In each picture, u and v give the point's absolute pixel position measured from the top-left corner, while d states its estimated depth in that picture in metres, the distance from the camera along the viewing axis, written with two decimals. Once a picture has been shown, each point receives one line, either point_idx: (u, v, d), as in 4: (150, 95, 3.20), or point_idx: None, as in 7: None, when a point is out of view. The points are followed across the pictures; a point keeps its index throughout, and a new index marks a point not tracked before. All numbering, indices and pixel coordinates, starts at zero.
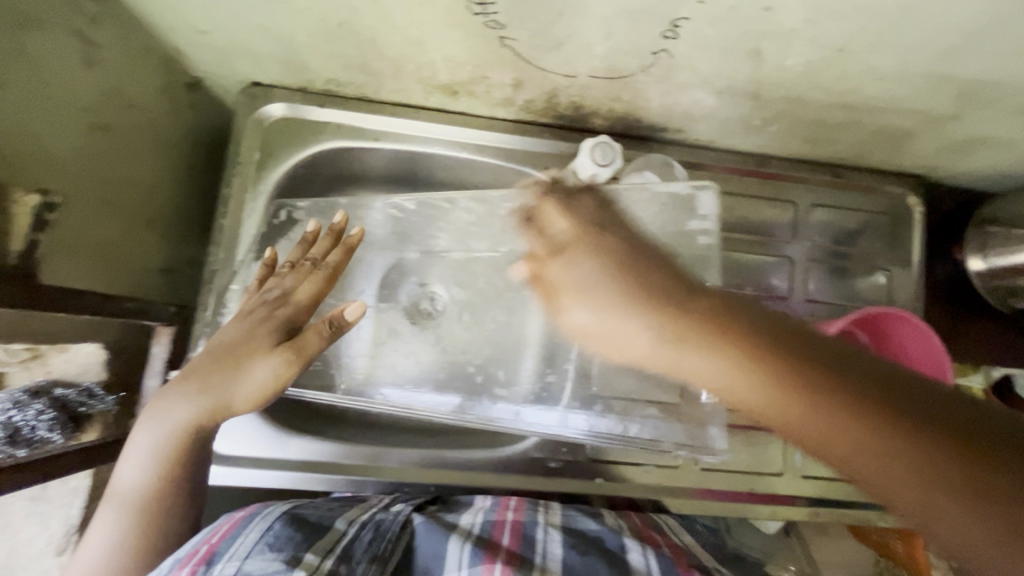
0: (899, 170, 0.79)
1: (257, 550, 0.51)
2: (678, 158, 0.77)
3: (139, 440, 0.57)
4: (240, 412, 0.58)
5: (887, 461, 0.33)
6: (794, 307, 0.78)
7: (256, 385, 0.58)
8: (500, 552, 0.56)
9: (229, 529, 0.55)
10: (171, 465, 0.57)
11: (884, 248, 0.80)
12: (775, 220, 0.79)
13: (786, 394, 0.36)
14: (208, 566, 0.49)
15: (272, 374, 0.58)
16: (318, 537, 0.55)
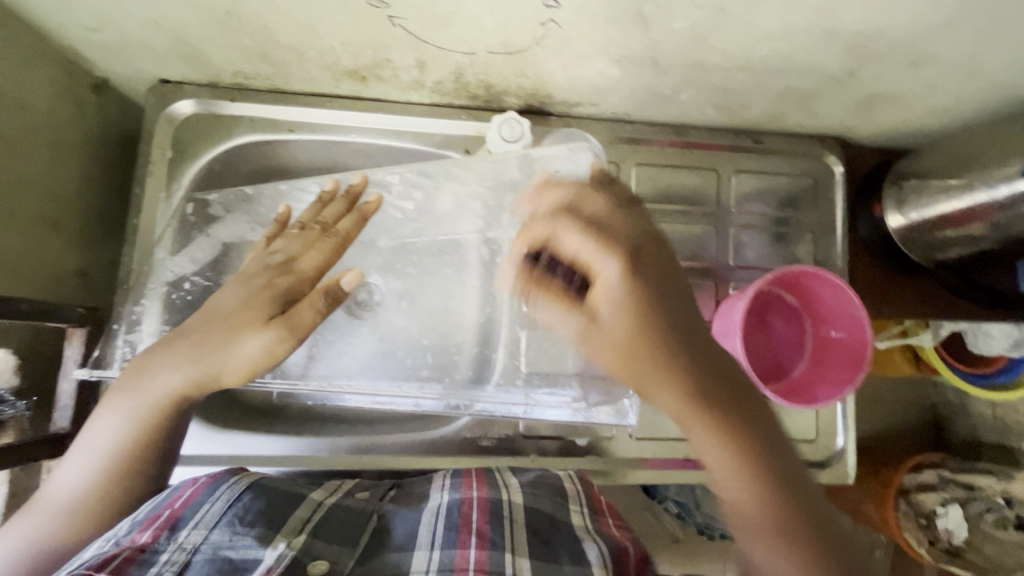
0: (817, 132, 0.80)
1: (227, 522, 0.53)
2: (596, 132, 0.78)
3: (110, 407, 0.58)
4: (227, 384, 0.60)
5: (766, 506, 0.44)
6: (720, 274, 0.79)
7: (252, 352, 0.60)
8: (472, 529, 0.56)
9: (191, 497, 0.56)
10: (144, 426, 0.57)
11: (807, 210, 0.82)
12: (698, 188, 0.80)
13: (724, 434, 0.45)
14: (171, 532, 0.51)
15: (264, 349, 0.60)
16: (285, 511, 0.57)
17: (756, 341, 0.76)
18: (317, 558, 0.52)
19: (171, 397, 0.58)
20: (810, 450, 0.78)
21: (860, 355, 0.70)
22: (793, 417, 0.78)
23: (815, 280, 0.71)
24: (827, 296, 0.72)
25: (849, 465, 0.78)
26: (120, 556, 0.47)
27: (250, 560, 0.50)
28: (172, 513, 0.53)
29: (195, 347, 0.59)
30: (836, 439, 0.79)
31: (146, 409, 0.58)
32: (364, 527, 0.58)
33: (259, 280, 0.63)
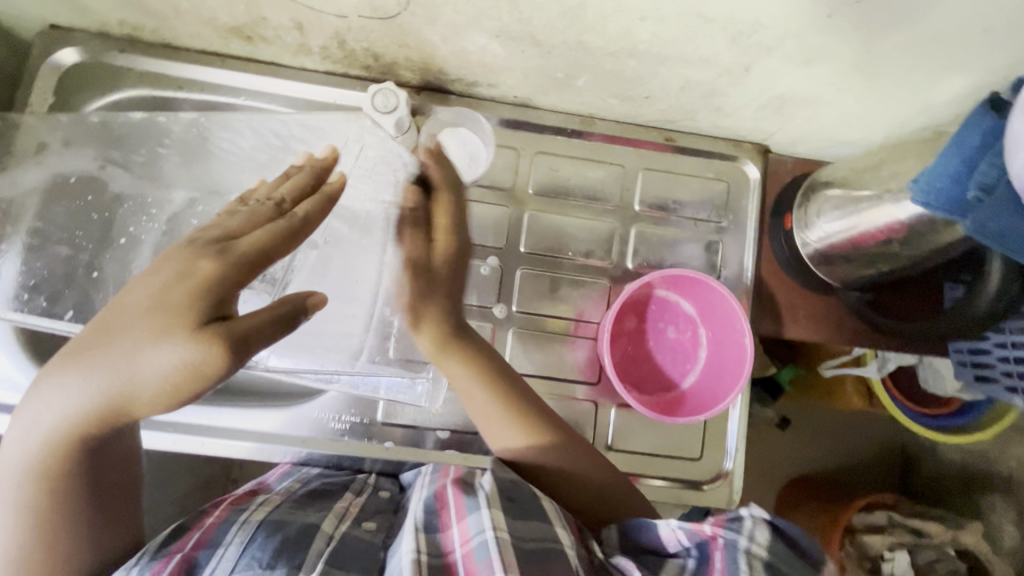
0: (732, 136, 0.76)
1: (245, 567, 0.52)
2: (497, 116, 0.75)
3: (13, 437, 0.49)
4: (142, 413, 0.41)
5: (574, 459, 0.65)
6: (614, 275, 0.75)
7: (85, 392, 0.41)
8: (451, 507, 0.58)
9: (205, 535, 0.56)
10: (42, 478, 0.49)
11: (717, 216, 0.77)
12: (602, 183, 0.76)
13: (513, 414, 0.64)
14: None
15: (178, 369, 0.37)
16: (300, 544, 0.56)
17: (644, 348, 0.74)
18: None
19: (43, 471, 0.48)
20: (694, 469, 0.73)
21: (743, 364, 0.66)
22: (678, 432, 0.73)
23: (696, 285, 0.69)
24: (712, 302, 0.69)
25: (734, 489, 0.73)
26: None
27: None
28: (187, 555, 0.54)
29: (131, 349, 0.38)
30: (723, 460, 0.74)
31: (22, 449, 0.48)
32: (378, 558, 0.57)
33: (175, 266, 0.39)
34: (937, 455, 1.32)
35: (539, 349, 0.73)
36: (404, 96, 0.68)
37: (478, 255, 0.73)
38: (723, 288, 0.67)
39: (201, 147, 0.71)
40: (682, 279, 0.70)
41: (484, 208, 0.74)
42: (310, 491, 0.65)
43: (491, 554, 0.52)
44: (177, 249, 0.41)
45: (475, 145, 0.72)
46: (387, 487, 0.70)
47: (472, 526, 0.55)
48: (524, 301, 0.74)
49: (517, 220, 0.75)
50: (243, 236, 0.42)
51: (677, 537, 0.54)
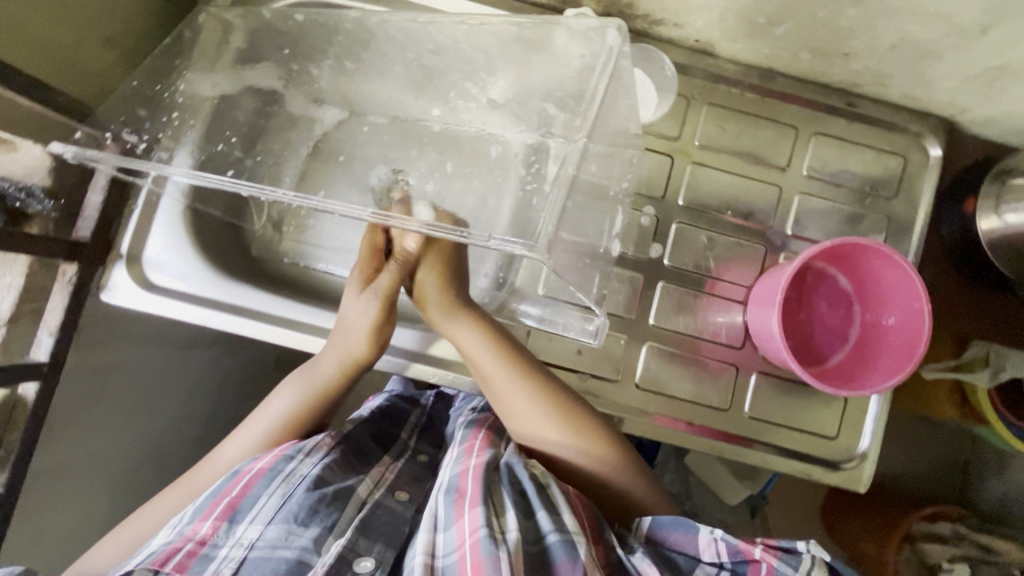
0: (922, 108, 0.71)
1: (281, 517, 0.58)
2: (673, 60, 0.72)
3: (285, 387, 0.70)
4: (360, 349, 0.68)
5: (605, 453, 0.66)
6: (771, 240, 0.72)
7: (355, 329, 0.68)
8: (467, 496, 0.59)
9: (250, 484, 0.60)
10: (312, 401, 0.69)
11: (887, 192, 0.73)
12: (772, 144, 0.73)
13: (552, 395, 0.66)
14: (230, 526, 0.58)
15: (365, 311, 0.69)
16: (336, 504, 0.60)
17: (796, 321, 0.72)
18: (361, 556, 0.57)
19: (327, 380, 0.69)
20: (828, 448, 0.72)
21: (915, 342, 0.63)
22: (817, 407, 0.72)
23: (866, 257, 0.65)
24: (884, 276, 0.66)
25: (866, 472, 0.71)
26: (183, 549, 0.56)
27: (304, 563, 0.56)
28: (232, 501, 0.59)
29: (371, 312, 0.68)
30: (858, 443, 0.72)
31: (337, 364, 0.69)
32: (404, 532, 0.61)
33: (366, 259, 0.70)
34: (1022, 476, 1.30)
35: (687, 305, 0.72)
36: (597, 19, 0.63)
37: (637, 203, 0.72)
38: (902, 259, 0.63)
39: (374, 61, 0.70)
40: (850, 251, 0.66)
41: (648, 156, 0.72)
42: (350, 447, 0.68)
43: (498, 551, 0.54)
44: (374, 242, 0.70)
45: (646, 89, 0.69)
46: (425, 450, 0.74)
47: (478, 516, 0.57)
48: (677, 257, 0.72)
49: (679, 171, 0.72)
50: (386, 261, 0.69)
51: (715, 549, 0.57)
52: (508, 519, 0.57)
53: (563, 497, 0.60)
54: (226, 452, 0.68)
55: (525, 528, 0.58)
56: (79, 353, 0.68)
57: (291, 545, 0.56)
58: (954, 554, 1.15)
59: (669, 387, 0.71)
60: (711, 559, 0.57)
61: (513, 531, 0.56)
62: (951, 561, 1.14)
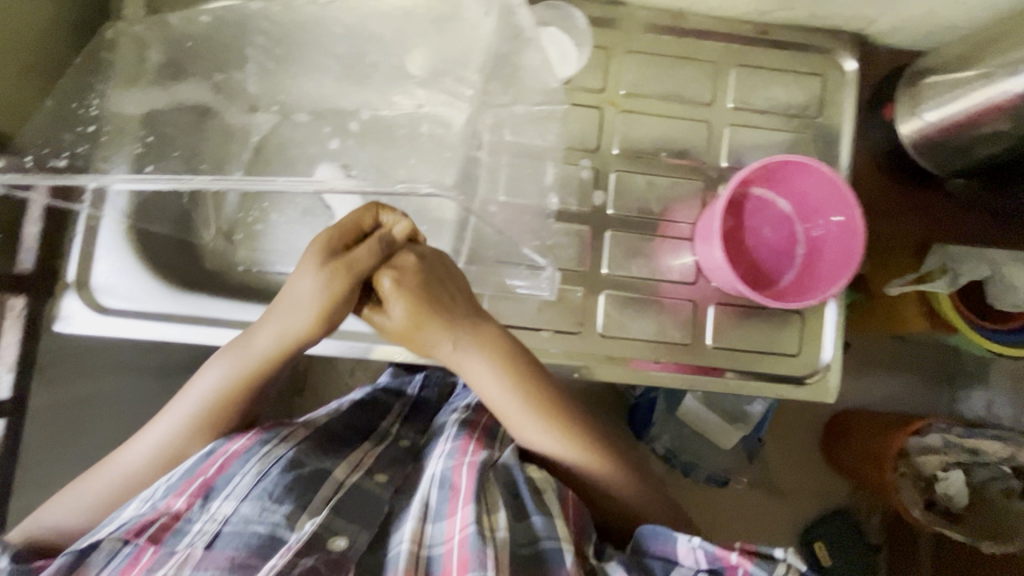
0: (831, 26, 0.74)
1: (255, 494, 0.59)
2: (588, 14, 0.73)
3: (219, 357, 0.65)
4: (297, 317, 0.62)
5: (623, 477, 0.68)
6: (708, 175, 0.74)
7: (308, 290, 0.60)
8: (460, 493, 0.61)
9: (227, 463, 0.62)
10: (243, 377, 0.65)
11: (811, 111, 0.75)
12: (694, 82, 0.75)
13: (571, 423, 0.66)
14: (205, 502, 0.60)
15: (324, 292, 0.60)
16: (310, 486, 0.61)
17: (743, 250, 0.74)
18: (336, 534, 0.58)
19: (258, 355, 0.64)
20: (793, 364, 0.74)
21: (851, 251, 0.66)
22: (777, 328, 0.74)
23: (792, 179, 0.69)
24: (812, 192, 0.69)
25: (831, 381, 0.74)
26: (159, 522, 0.58)
27: (277, 538, 0.57)
28: (208, 479, 0.61)
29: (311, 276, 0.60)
30: (822, 353, 0.74)
31: (275, 343, 0.63)
32: (382, 511, 0.63)
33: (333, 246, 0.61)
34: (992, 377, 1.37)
35: (637, 249, 0.74)
36: None
37: (573, 158, 0.73)
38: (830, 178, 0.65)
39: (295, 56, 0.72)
40: (774, 177, 0.69)
41: (579, 111, 0.73)
42: (324, 431, 0.69)
43: (484, 547, 0.56)
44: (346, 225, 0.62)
45: (565, 45, 0.71)
46: (408, 436, 0.74)
47: (471, 513, 0.59)
48: (620, 204, 0.74)
49: (609, 121, 0.74)
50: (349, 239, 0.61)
51: (695, 555, 0.58)
52: (501, 518, 0.60)
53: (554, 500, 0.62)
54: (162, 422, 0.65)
55: (522, 531, 0.61)
56: (43, 385, 0.69)
57: (263, 521, 0.57)
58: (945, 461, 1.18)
59: (632, 331, 0.73)
60: (691, 565, 0.58)
61: (503, 531, 0.59)
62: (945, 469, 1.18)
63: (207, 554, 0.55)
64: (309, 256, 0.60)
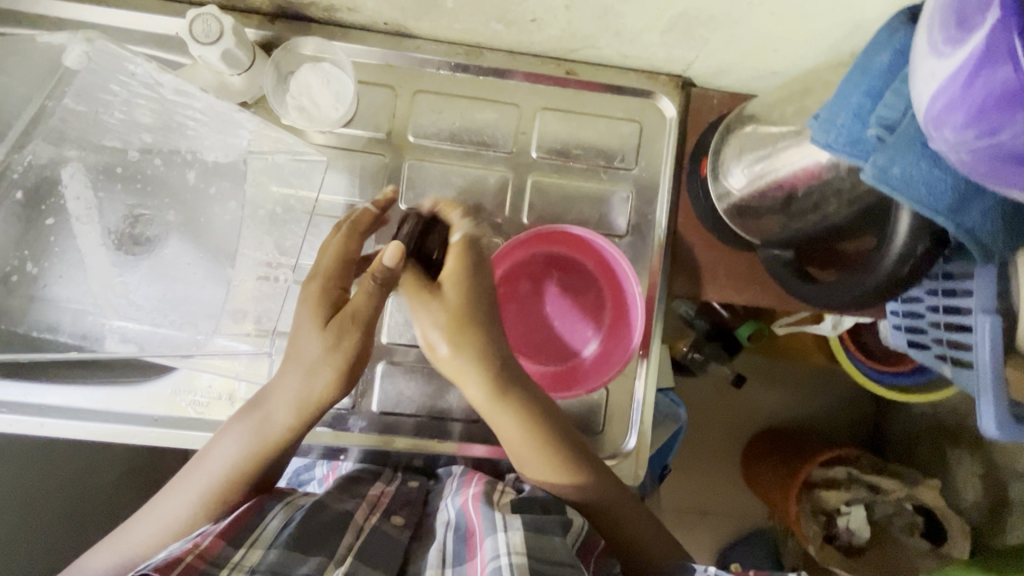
0: (647, 66, 0.65)
1: (283, 542, 0.53)
2: (369, 47, 0.64)
3: (225, 433, 0.58)
4: (309, 357, 0.54)
5: (632, 518, 0.62)
6: (509, 233, 0.67)
7: (305, 322, 0.55)
8: (475, 534, 0.55)
9: (249, 511, 0.56)
10: (243, 467, 0.57)
11: (628, 161, 0.67)
12: (495, 127, 0.66)
13: (577, 457, 0.59)
14: (233, 544, 0.52)
15: (307, 324, 0.55)
16: (332, 534, 0.55)
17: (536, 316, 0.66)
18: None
19: (275, 426, 0.57)
20: (595, 446, 0.68)
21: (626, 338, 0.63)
22: (579, 401, 0.68)
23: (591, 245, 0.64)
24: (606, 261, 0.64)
25: (635, 466, 0.68)
26: (183, 562, 0.49)
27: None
28: (235, 520, 0.54)
29: (311, 315, 0.55)
30: (625, 439, 0.68)
31: (293, 413, 0.56)
32: (398, 557, 0.57)
33: (330, 266, 0.56)
34: (911, 408, 1.32)
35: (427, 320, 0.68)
36: (231, 21, 0.55)
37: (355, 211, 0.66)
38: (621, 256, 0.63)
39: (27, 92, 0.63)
40: (570, 242, 0.64)
41: (360, 159, 0.66)
42: (345, 479, 0.64)
43: None
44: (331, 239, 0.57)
45: (338, 82, 0.63)
46: (416, 479, 0.68)
47: (486, 551, 0.52)
48: None
49: (396, 168, 0.66)
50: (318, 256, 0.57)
51: None
52: (517, 537, 0.52)
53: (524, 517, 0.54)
54: (131, 534, 0.57)
55: (532, 544, 0.52)
56: None
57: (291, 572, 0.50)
58: (846, 497, 1.20)
59: (419, 402, 0.68)
60: None
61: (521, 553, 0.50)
62: (847, 504, 1.19)
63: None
64: (303, 299, 0.55)
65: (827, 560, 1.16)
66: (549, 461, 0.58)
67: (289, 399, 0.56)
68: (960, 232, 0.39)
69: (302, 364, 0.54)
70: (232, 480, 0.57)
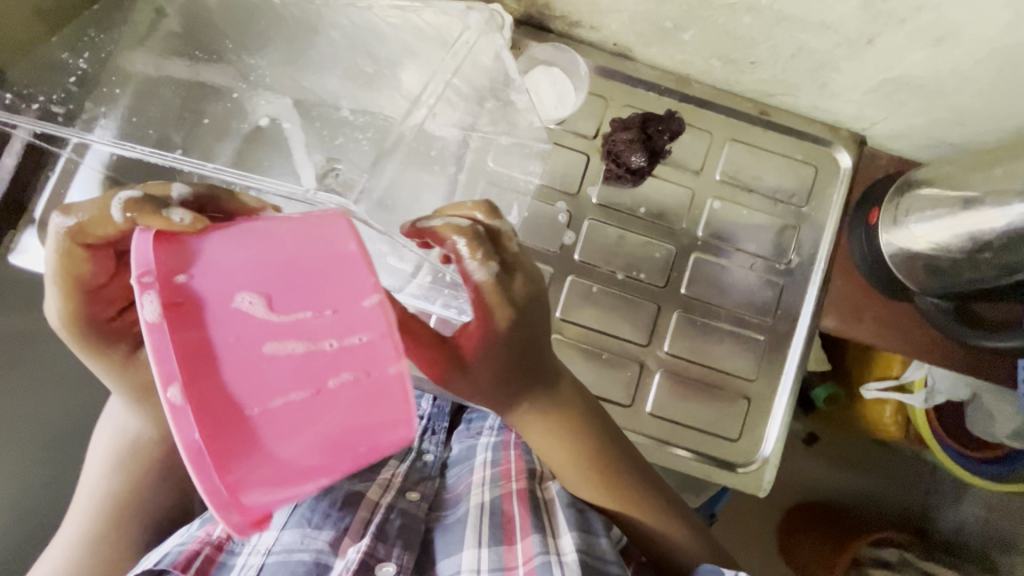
0: (831, 120, 0.73)
1: (294, 522, 0.59)
2: (593, 61, 0.74)
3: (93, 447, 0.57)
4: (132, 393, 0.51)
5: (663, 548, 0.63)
6: (680, 242, 0.74)
7: (101, 364, 0.50)
8: (515, 523, 0.59)
9: None
10: (124, 448, 0.55)
11: (798, 199, 0.75)
12: (686, 147, 0.74)
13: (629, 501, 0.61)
14: (245, 531, 0.58)
15: (106, 371, 0.50)
16: (347, 510, 0.61)
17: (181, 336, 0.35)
18: (383, 561, 0.56)
19: (149, 439, 0.55)
20: (730, 451, 0.72)
21: (367, 446, 0.36)
22: (721, 407, 0.73)
23: (286, 245, 0.36)
24: (218, 275, 0.34)
25: (764, 477, 0.72)
26: (201, 555, 0.55)
27: (324, 564, 0.55)
28: None
29: (98, 362, 0.50)
30: (760, 448, 0.73)
31: (152, 420, 0.54)
32: (421, 529, 0.62)
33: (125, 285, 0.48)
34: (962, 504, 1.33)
35: (595, 307, 0.73)
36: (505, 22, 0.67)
37: (550, 197, 0.74)
38: (370, 328, 0.35)
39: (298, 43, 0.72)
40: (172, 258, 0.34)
41: (565, 154, 0.74)
42: None
43: None
44: (71, 253, 0.44)
45: (565, 86, 0.72)
46: (431, 450, 0.76)
47: (533, 545, 0.57)
48: (587, 251, 0.73)
49: (593, 167, 0.74)
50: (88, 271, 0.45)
51: None
52: (566, 540, 0.57)
53: (570, 522, 0.59)
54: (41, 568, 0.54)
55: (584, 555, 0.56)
56: None
57: (307, 548, 0.56)
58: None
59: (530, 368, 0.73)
60: None
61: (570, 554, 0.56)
62: None
63: None
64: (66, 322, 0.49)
65: None
66: (593, 482, 0.60)
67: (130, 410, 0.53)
68: None
69: (143, 392, 0.51)
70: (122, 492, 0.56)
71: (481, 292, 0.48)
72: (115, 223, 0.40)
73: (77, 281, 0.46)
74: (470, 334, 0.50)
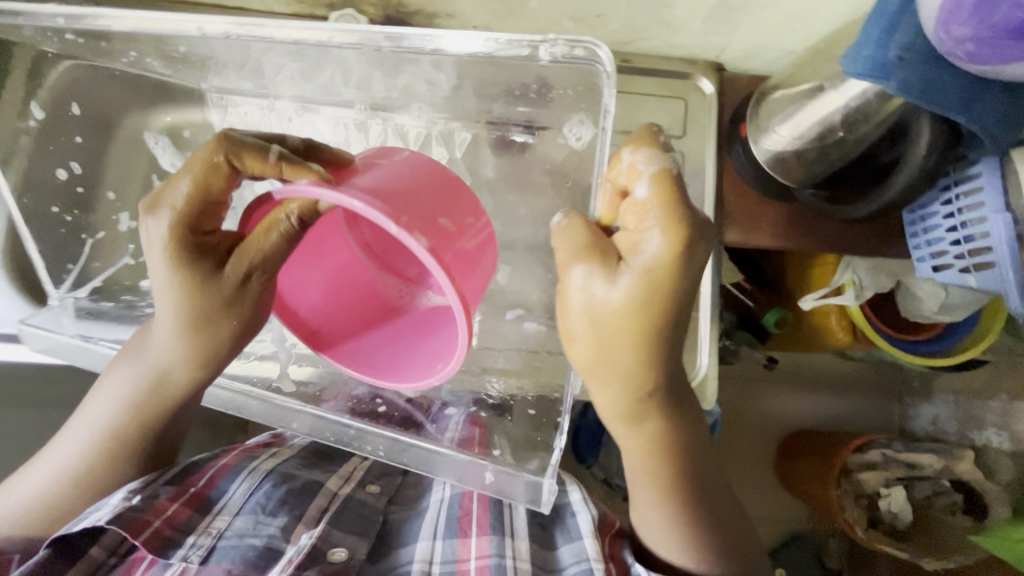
0: (687, 54, 0.80)
1: (250, 509, 0.71)
2: None
3: (118, 373, 0.70)
4: (171, 319, 0.62)
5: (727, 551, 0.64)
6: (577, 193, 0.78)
7: (161, 273, 0.59)
8: (473, 521, 0.74)
9: (216, 479, 0.74)
10: (141, 386, 0.69)
11: (676, 130, 0.81)
12: None
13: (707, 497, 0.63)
14: (201, 512, 0.70)
15: (167, 286, 0.60)
16: (305, 499, 0.74)
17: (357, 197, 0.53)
18: (333, 546, 0.69)
19: (169, 372, 0.67)
20: None
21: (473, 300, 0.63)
22: None
23: (409, 173, 0.58)
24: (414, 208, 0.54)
25: (709, 388, 0.76)
26: (161, 518, 0.67)
27: (273, 548, 0.67)
28: (200, 491, 0.72)
29: (157, 266, 0.59)
30: (698, 362, 0.76)
31: (190, 362, 0.66)
32: (376, 523, 0.76)
33: (212, 210, 0.59)
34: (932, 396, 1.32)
35: None
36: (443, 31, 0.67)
37: None
38: (487, 220, 0.64)
39: None
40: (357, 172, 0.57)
41: None
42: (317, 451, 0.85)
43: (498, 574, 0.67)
44: (200, 166, 0.56)
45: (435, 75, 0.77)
46: None
47: (490, 546, 0.70)
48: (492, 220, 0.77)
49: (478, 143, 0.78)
50: (184, 186, 0.56)
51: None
52: (520, 548, 0.70)
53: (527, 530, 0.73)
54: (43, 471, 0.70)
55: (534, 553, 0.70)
56: None
57: (258, 533, 0.69)
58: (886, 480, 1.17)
59: None
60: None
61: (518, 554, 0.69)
62: (886, 487, 1.18)
63: (204, 567, 0.65)
64: (153, 225, 0.58)
65: (872, 543, 1.14)
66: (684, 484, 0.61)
67: (173, 335, 0.63)
68: (971, 123, 0.53)
69: (200, 320, 0.62)
70: (122, 427, 0.70)
71: (668, 187, 0.49)
72: (254, 162, 0.56)
73: (201, 193, 0.57)
74: (672, 251, 0.48)
